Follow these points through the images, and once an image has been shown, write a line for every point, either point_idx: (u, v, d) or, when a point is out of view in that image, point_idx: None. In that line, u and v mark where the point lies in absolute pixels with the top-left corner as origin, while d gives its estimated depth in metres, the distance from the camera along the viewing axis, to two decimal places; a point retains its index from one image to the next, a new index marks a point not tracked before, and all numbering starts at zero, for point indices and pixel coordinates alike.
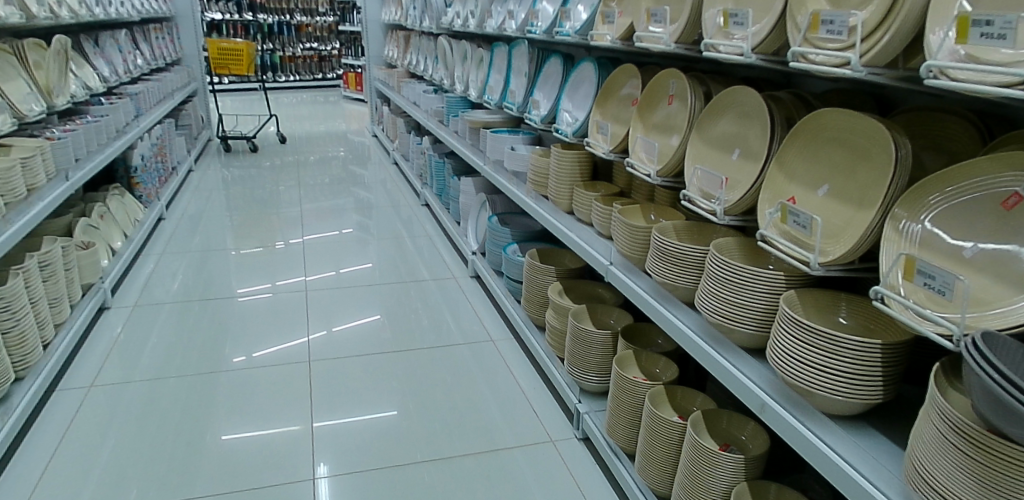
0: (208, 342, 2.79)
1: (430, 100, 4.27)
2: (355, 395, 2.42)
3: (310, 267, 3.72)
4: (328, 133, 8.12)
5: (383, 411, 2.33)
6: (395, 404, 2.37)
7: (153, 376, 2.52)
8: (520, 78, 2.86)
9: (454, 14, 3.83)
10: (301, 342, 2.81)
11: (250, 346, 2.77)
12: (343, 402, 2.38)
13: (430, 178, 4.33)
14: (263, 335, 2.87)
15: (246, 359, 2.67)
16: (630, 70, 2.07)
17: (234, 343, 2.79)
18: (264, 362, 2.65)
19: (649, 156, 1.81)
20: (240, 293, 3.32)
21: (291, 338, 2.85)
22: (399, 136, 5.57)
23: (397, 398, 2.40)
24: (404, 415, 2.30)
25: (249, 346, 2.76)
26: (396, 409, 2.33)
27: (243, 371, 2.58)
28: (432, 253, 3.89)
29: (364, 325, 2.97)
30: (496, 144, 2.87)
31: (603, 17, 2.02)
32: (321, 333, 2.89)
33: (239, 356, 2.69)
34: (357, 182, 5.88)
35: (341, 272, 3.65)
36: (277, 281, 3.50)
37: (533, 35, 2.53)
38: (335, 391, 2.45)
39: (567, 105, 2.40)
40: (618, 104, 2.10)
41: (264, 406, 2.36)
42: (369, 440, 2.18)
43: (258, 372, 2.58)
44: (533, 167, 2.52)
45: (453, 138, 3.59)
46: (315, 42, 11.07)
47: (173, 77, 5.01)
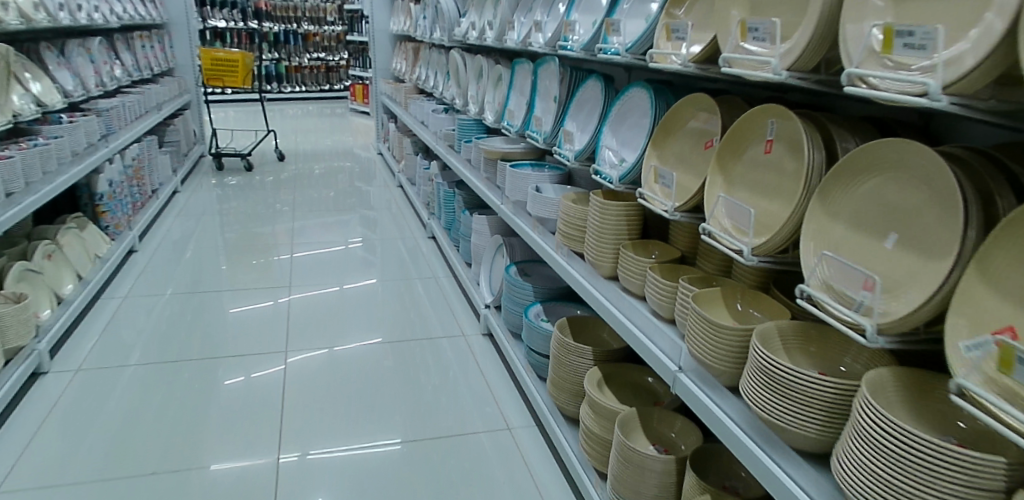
0: (192, 389, 2.49)
1: (440, 122, 3.80)
2: (330, 428, 2.27)
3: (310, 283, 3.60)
4: (332, 148, 7.70)
5: (385, 440, 2.20)
6: (397, 433, 2.24)
7: (123, 416, 2.31)
8: (547, 103, 2.37)
9: (469, 24, 3.35)
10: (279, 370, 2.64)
11: (246, 367, 2.67)
12: (319, 434, 2.24)
13: (438, 209, 3.85)
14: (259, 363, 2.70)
15: (245, 380, 2.56)
16: (702, 99, 1.56)
17: (239, 359, 2.73)
18: (262, 383, 2.55)
19: (736, 224, 1.31)
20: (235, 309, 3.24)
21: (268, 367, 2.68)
22: (405, 158, 5.11)
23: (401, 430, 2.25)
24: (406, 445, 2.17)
25: (247, 365, 2.67)
26: (399, 439, 2.20)
27: (235, 396, 2.46)
28: (439, 297, 3.40)
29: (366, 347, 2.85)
30: (519, 182, 2.37)
31: (670, 31, 1.51)
32: (322, 352, 2.80)
33: (236, 377, 2.58)
34: (361, 200, 5.47)
35: (344, 287, 3.54)
36: (280, 298, 3.39)
37: (566, 51, 2.02)
38: (324, 433, 2.24)
39: (608, 138, 1.90)
40: (686, 143, 1.59)
41: (239, 445, 2.17)
42: (373, 473, 2.03)
43: (244, 421, 2.31)
44: (564, 215, 2.02)
45: (467, 169, 3.10)
46: (323, 53, 10.70)
47: (160, 89, 4.58)
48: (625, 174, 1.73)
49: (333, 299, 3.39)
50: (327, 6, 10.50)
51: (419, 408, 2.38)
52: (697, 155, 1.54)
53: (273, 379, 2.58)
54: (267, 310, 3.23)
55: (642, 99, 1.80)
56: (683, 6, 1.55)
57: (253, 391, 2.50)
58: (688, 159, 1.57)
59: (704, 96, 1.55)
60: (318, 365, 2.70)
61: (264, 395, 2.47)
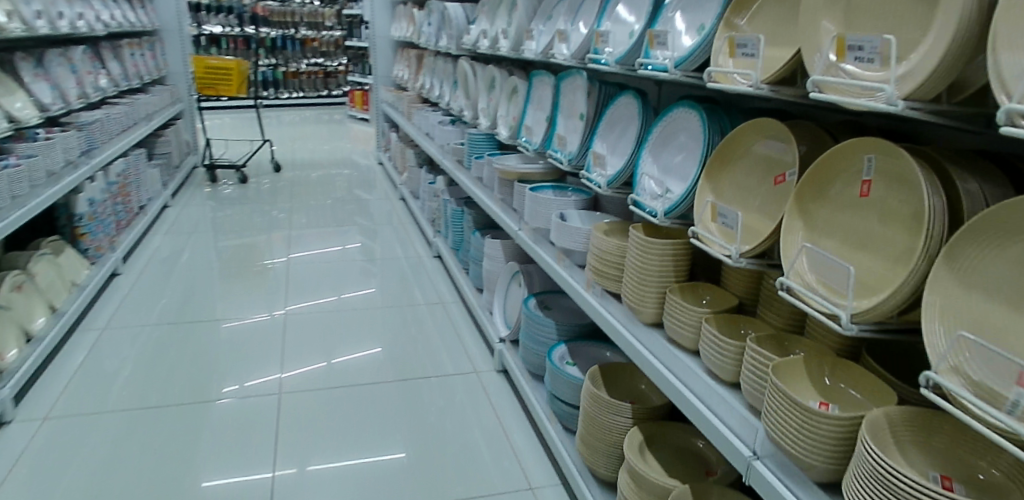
0: (179, 436, 2.26)
1: (446, 134, 3.59)
2: (327, 434, 2.29)
3: (308, 294, 3.56)
4: (331, 156, 7.50)
5: (391, 452, 2.19)
6: (401, 445, 2.23)
7: (104, 456, 2.13)
8: (572, 120, 2.15)
9: (479, 32, 3.14)
10: (273, 379, 2.64)
11: (242, 374, 2.68)
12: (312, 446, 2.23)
13: (444, 227, 3.62)
14: (252, 400, 2.49)
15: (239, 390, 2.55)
16: (767, 125, 1.33)
17: (235, 367, 2.73)
18: (257, 403, 2.47)
19: (825, 280, 1.08)
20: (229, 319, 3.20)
21: (264, 372, 2.69)
22: (407, 170, 4.89)
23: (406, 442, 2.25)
24: (411, 456, 2.17)
25: (242, 373, 2.68)
26: (405, 452, 2.19)
27: (231, 416, 2.38)
28: (447, 324, 3.18)
29: (364, 359, 2.83)
30: (541, 208, 2.14)
31: (735, 45, 1.28)
32: (320, 364, 2.78)
33: (231, 387, 2.58)
34: (362, 211, 5.27)
35: (341, 296, 3.53)
36: (276, 311, 3.32)
37: (598, 64, 1.80)
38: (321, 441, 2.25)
39: (648, 165, 1.68)
40: (750, 176, 1.36)
41: (238, 457, 2.16)
42: (376, 485, 2.03)
43: (235, 468, 2.11)
44: (594, 249, 1.79)
45: (477, 188, 2.88)
46: (320, 58, 10.52)
47: (149, 99, 4.36)
48: (671, 208, 1.50)
49: (332, 310, 3.35)
50: (325, 11, 10.32)
51: (421, 427, 2.33)
52: (766, 191, 1.31)
53: (266, 418, 2.38)
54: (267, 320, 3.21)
55: (689, 122, 1.57)
56: (746, 15, 1.33)
57: (251, 412, 2.41)
58: (753, 196, 1.34)
59: (770, 121, 1.31)
60: (314, 378, 2.68)
61: (259, 409, 2.44)
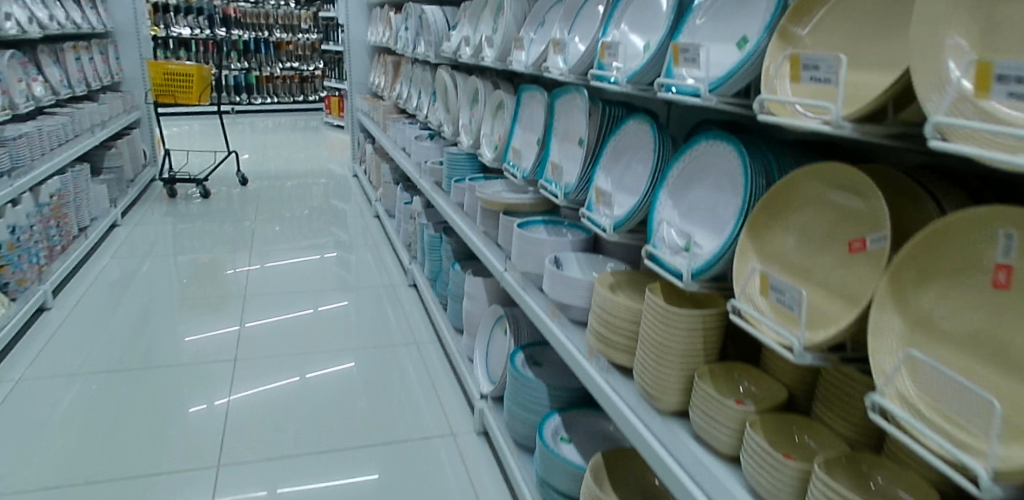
0: None
1: (424, 150, 3.30)
2: (295, 442, 2.32)
3: (282, 309, 3.47)
4: (304, 164, 7.18)
5: (356, 467, 2.19)
6: (366, 459, 2.23)
7: None
8: (569, 146, 1.84)
9: (460, 39, 2.83)
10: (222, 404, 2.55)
11: (214, 393, 2.64)
12: (276, 452, 2.27)
13: (422, 255, 3.31)
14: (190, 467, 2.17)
15: (208, 408, 2.53)
16: (834, 171, 0.99)
17: (196, 391, 2.64)
18: (197, 469, 2.16)
19: (943, 406, 0.77)
20: (189, 340, 3.09)
21: (216, 394, 2.63)
22: (382, 186, 4.58)
23: (371, 456, 2.25)
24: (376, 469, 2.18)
25: (211, 390, 2.66)
26: (369, 467, 2.19)
27: (187, 446, 2.29)
28: (421, 366, 2.86)
29: (334, 373, 2.82)
30: (532, 250, 1.81)
31: (799, 66, 0.95)
32: (294, 379, 2.75)
33: (199, 405, 2.55)
34: (335, 226, 4.96)
35: (318, 308, 3.48)
36: (246, 324, 3.29)
37: (605, 81, 1.48)
38: (288, 442, 2.33)
39: (664, 206, 1.35)
40: (812, 235, 1.03)
41: (199, 468, 2.18)
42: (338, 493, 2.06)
43: None
44: (597, 307, 1.46)
45: (457, 216, 2.56)
46: (296, 62, 10.16)
47: (98, 108, 3.99)
48: (700, 269, 1.18)
49: (302, 325, 3.29)
50: (301, 13, 9.97)
51: (382, 437, 2.35)
52: (834, 259, 0.98)
53: (204, 486, 2.08)
54: (233, 336, 3.15)
55: (718, 155, 1.24)
56: (810, 24, 1.01)
57: (194, 474, 2.14)
58: (817, 263, 1.01)
59: (839, 166, 0.97)
60: (287, 392, 2.65)
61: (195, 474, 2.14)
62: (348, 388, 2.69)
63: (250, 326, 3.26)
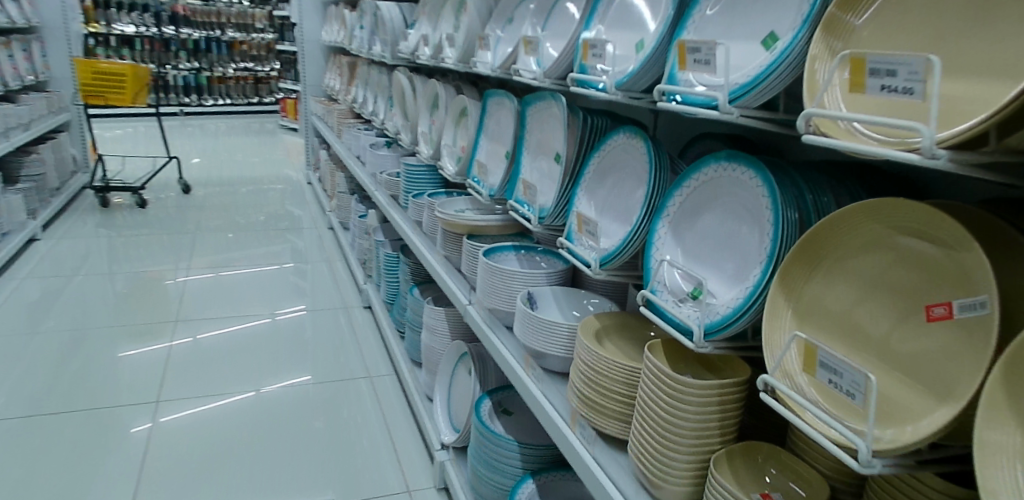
0: None
1: (379, 160, 3.07)
2: (242, 460, 2.20)
3: (237, 319, 3.32)
4: (256, 167, 6.83)
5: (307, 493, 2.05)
6: (318, 482, 2.11)
7: None
8: (544, 161, 1.60)
9: (419, 38, 2.58)
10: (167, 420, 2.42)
11: (155, 410, 2.49)
12: (223, 467, 2.17)
13: (378, 276, 3.04)
14: None
15: (152, 426, 2.39)
16: (900, 212, 0.75)
17: (139, 408, 2.50)
18: None
19: None
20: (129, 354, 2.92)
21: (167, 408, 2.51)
22: (336, 196, 4.29)
23: (322, 483, 2.10)
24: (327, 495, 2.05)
25: (156, 407, 2.51)
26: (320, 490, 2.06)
27: (129, 467, 2.15)
28: (375, 402, 2.60)
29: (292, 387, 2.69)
30: (500, 283, 1.55)
31: (862, 71, 0.70)
32: (249, 394, 2.62)
33: (143, 424, 2.40)
34: (287, 237, 4.65)
35: (276, 318, 3.35)
36: (199, 335, 3.13)
37: (592, 86, 1.22)
38: (235, 459, 2.21)
39: (662, 240, 1.11)
40: (870, 291, 0.80)
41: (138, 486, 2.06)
42: None
43: None
44: (582, 362, 1.20)
45: (416, 235, 2.29)
46: (250, 62, 9.74)
47: (17, 110, 3.59)
48: (713, 325, 0.94)
49: (255, 339, 3.12)
50: (255, 12, 9.55)
51: (334, 458, 2.24)
52: (905, 326, 0.75)
53: None
54: (189, 346, 3.01)
55: (732, 181, 1.00)
56: (865, 21, 0.78)
57: None
58: (882, 328, 0.77)
59: (905, 203, 0.73)
60: (240, 409, 2.52)
61: None
62: (304, 401, 2.58)
63: (201, 339, 3.09)
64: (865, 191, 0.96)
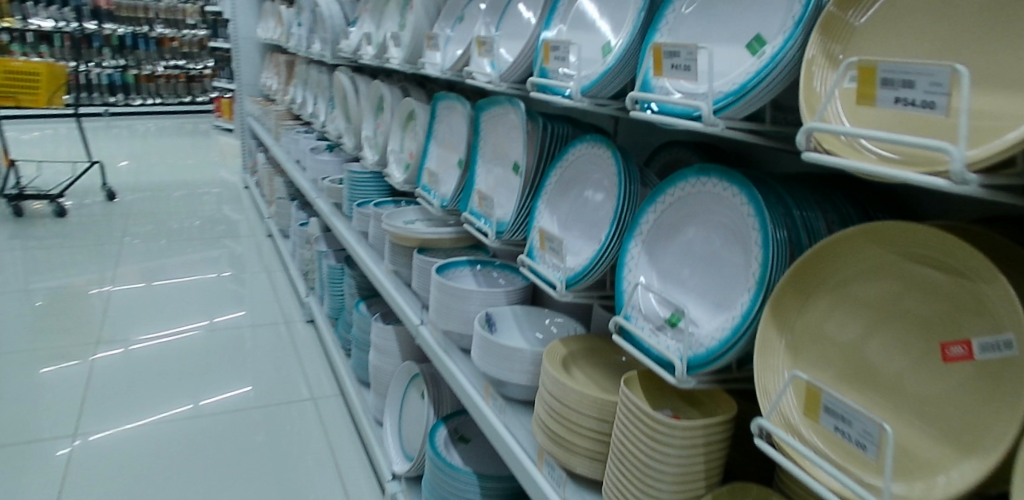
0: None
1: (321, 165, 2.90)
2: (181, 477, 2.12)
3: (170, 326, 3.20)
4: (189, 170, 6.48)
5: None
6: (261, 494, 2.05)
7: None
8: (501, 170, 1.49)
9: (361, 36, 2.42)
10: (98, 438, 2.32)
11: (83, 429, 2.37)
12: (160, 483, 2.09)
13: (322, 288, 2.87)
14: None
15: (81, 445, 2.28)
16: (911, 238, 0.66)
17: (66, 426, 2.38)
18: None
19: None
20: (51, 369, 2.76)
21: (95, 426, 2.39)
22: (276, 201, 4.08)
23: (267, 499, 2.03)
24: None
25: (85, 426, 2.39)
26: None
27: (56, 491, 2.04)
28: (320, 424, 2.44)
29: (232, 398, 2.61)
30: (455, 303, 1.43)
31: (873, 81, 0.62)
32: (187, 407, 2.53)
33: (70, 444, 2.28)
34: (223, 245, 4.40)
35: (213, 321, 3.26)
36: (130, 345, 3.00)
37: (556, 93, 1.12)
38: (172, 475, 2.14)
39: (636, 261, 1.02)
40: (873, 321, 0.72)
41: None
42: None
43: None
44: (548, 395, 1.10)
45: (362, 248, 2.15)
46: (182, 60, 9.27)
47: None
48: (695, 359, 0.86)
49: (190, 346, 3.01)
50: (186, 7, 9.08)
51: (277, 470, 2.18)
52: (916, 364, 0.67)
53: None
54: (118, 359, 2.86)
55: (713, 197, 0.92)
56: (865, 25, 0.70)
57: None
58: (891, 362, 0.69)
59: (914, 227, 0.65)
60: (177, 423, 2.43)
61: None
62: (245, 412, 2.51)
63: (133, 350, 2.96)
64: (857, 210, 0.90)
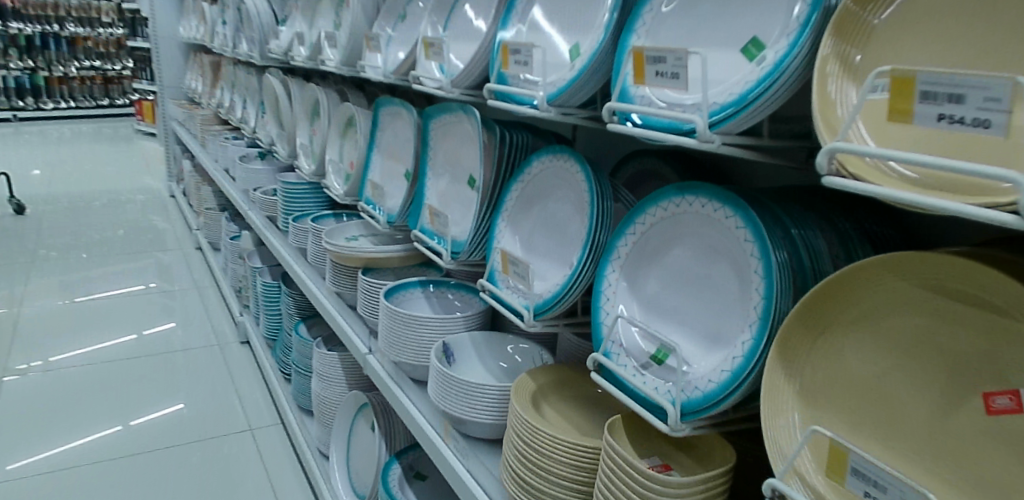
0: None
1: (253, 175, 2.69)
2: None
3: (91, 344, 3.00)
4: (108, 178, 6.03)
5: None
6: None
7: None
8: (454, 183, 1.36)
9: (293, 36, 2.24)
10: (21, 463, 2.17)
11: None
12: None
13: (258, 307, 2.66)
14: None
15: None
16: (926, 267, 0.58)
17: None
18: None
19: None
20: None
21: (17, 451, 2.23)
22: (205, 212, 3.80)
23: None
24: None
25: None
26: None
27: None
28: (259, 456, 2.25)
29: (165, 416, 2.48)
30: (408, 332, 1.30)
31: (911, 94, 0.52)
32: (116, 428, 2.39)
33: None
34: (148, 259, 4.09)
35: (142, 334, 3.11)
36: (50, 361, 2.83)
37: (522, 103, 1.01)
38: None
39: (614, 288, 0.91)
40: (899, 360, 0.63)
41: None
42: None
43: None
44: (517, 439, 0.98)
45: (300, 266, 1.97)
46: (98, 60, 8.66)
47: None
48: (690, 404, 0.75)
49: (115, 365, 2.83)
50: (101, 3, 8.47)
51: (213, 492, 2.05)
52: (955, 413, 0.58)
53: None
54: (27, 392, 2.58)
55: (702, 218, 0.81)
56: (880, 26, 0.62)
57: None
58: (925, 407, 0.60)
59: (922, 255, 0.57)
60: (106, 445, 2.30)
61: None
62: (179, 430, 2.39)
63: (53, 368, 2.78)
64: (855, 228, 0.82)
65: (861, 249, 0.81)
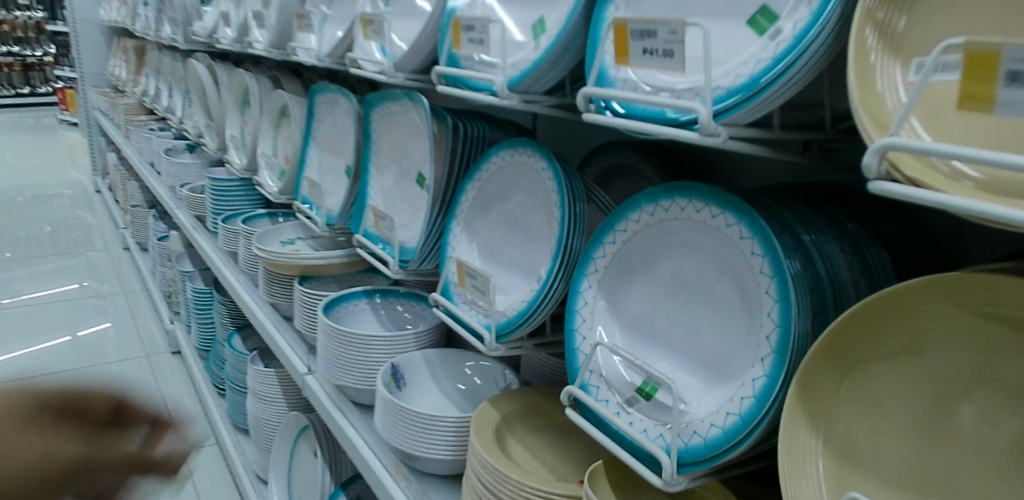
0: None
1: (179, 170, 2.45)
2: None
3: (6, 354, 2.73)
4: (27, 171, 5.57)
5: None
6: None
7: None
8: (400, 181, 1.20)
9: (218, 16, 2.01)
10: None
11: None
12: None
13: (189, 316, 2.44)
14: None
15: None
16: (971, 291, 0.46)
17: None
18: None
19: None
20: None
21: None
22: (132, 210, 3.51)
23: None
24: None
25: None
26: None
27: None
28: (191, 480, 2.05)
29: None
30: (351, 352, 1.14)
31: (994, 74, 0.38)
32: None
33: None
34: (70, 261, 3.76)
35: (76, 336, 2.92)
36: None
37: (480, 88, 0.86)
38: None
39: (591, 308, 0.78)
40: (935, 398, 0.51)
41: None
42: None
43: None
44: (478, 484, 0.83)
45: (231, 272, 1.78)
46: (14, 45, 8.03)
47: None
48: (687, 453, 0.63)
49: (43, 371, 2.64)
50: None
51: None
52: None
53: None
54: None
55: (695, 227, 0.68)
56: None
57: None
58: (965, 453, 0.50)
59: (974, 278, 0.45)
60: None
61: None
62: None
63: None
64: (870, 230, 0.71)
65: (875, 252, 0.68)
